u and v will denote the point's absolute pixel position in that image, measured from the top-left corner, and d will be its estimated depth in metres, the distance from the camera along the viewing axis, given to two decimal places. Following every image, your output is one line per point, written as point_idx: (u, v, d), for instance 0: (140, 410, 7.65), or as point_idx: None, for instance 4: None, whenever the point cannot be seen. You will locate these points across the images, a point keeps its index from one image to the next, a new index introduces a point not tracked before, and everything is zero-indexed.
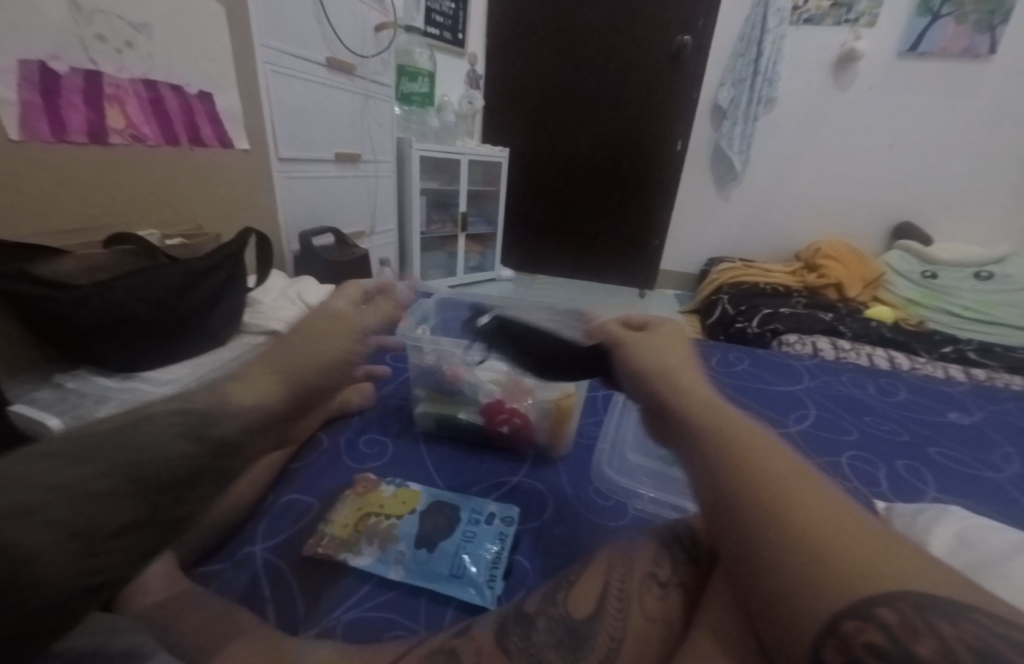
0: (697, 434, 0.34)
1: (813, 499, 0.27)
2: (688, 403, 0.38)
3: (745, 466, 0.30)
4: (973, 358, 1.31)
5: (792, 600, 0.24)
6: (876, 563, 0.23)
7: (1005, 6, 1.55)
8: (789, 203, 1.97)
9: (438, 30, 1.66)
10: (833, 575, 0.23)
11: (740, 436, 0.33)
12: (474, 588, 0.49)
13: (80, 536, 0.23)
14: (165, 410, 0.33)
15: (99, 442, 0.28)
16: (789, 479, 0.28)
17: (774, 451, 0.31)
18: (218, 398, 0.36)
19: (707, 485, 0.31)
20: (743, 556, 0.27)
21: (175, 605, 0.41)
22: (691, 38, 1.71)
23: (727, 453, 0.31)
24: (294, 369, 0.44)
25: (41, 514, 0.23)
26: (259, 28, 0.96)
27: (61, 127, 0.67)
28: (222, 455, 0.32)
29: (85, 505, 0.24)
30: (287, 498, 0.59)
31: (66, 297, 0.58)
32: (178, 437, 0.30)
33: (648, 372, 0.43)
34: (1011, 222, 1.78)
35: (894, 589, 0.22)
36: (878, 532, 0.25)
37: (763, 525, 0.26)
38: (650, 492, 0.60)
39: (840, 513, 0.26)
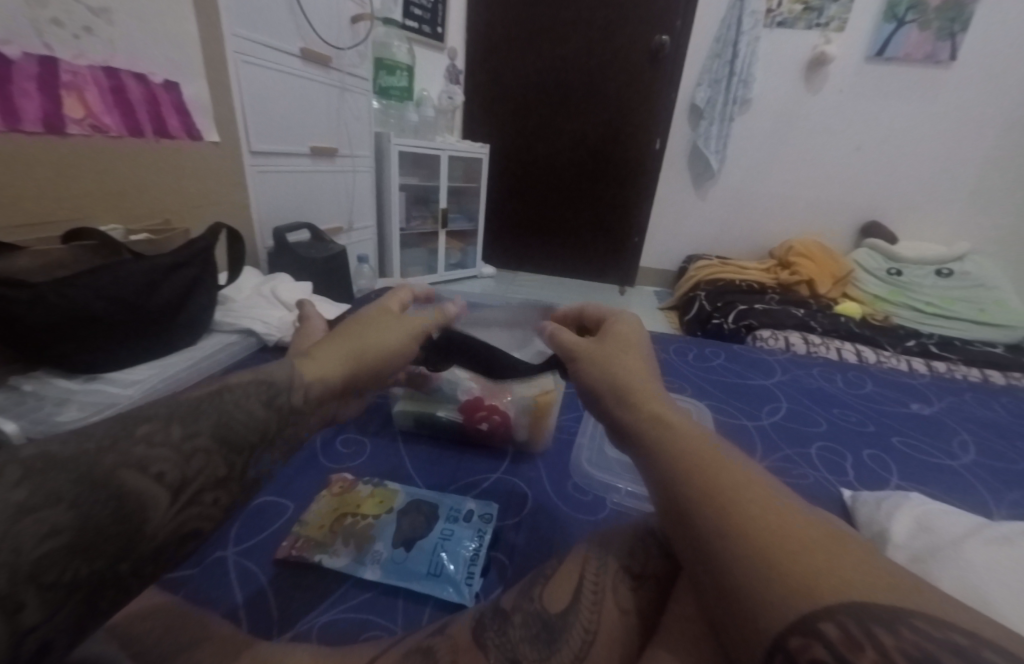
0: (652, 451, 0.34)
1: (762, 511, 0.27)
2: (642, 415, 0.37)
3: (697, 484, 0.30)
4: (935, 352, 1.37)
5: (745, 620, 0.24)
6: (821, 574, 0.24)
7: (965, 15, 1.62)
8: (763, 203, 2.02)
9: (416, 23, 1.63)
10: (781, 593, 0.24)
11: (692, 449, 0.32)
12: (452, 586, 0.49)
13: (172, 491, 0.30)
14: (244, 380, 0.39)
15: (190, 407, 0.34)
16: (738, 492, 0.28)
17: (725, 461, 0.31)
18: (277, 372, 0.42)
19: (664, 504, 0.31)
20: (701, 574, 0.27)
21: (140, 609, 0.41)
22: (669, 38, 1.73)
23: (679, 471, 0.31)
24: (364, 352, 0.50)
25: (152, 470, 0.30)
26: (228, 16, 0.93)
27: (13, 115, 0.63)
28: (282, 424, 0.39)
29: (183, 465, 0.32)
30: (261, 500, 0.58)
31: (23, 295, 0.55)
32: (249, 408, 0.37)
33: (604, 382, 0.43)
34: (971, 221, 1.86)
35: (835, 599, 0.23)
36: (824, 537, 0.26)
37: (716, 545, 0.27)
38: (628, 486, 0.62)
39: (788, 522, 0.26)
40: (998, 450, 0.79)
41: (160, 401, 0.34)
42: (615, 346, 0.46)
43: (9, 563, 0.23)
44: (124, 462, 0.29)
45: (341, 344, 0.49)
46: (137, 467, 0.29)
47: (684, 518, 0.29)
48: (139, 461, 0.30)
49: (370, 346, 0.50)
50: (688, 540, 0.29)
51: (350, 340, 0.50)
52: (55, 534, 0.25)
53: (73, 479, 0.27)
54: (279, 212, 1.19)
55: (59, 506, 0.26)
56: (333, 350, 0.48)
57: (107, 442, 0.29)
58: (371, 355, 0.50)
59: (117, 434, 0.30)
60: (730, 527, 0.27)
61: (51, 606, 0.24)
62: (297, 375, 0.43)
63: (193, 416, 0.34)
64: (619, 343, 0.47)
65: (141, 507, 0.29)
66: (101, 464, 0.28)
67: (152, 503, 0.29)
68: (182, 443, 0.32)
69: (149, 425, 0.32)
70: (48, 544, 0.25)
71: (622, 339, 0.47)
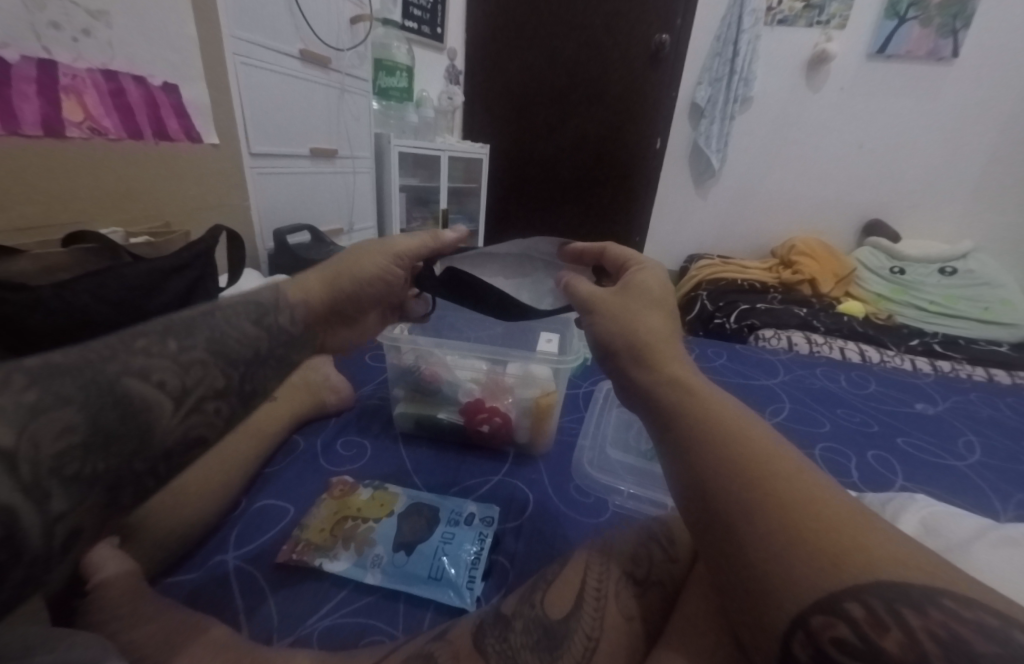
0: (674, 422, 0.34)
1: (791, 485, 0.27)
2: (665, 382, 0.36)
3: (721, 455, 0.30)
4: (938, 351, 1.36)
5: (764, 594, 0.25)
6: (849, 553, 0.24)
7: (967, 11, 1.61)
8: (765, 201, 2.01)
9: (416, 23, 1.63)
10: (807, 571, 0.24)
11: (716, 419, 0.32)
12: (453, 590, 0.48)
13: (175, 398, 0.34)
14: (232, 302, 0.44)
15: (182, 325, 0.38)
16: (765, 466, 0.28)
17: (751, 432, 0.31)
18: (263, 294, 0.48)
19: (685, 476, 0.31)
20: (720, 549, 0.27)
21: (127, 612, 0.40)
22: (669, 37, 1.72)
23: (704, 443, 0.31)
24: (340, 274, 0.56)
25: (154, 377, 0.33)
26: (227, 17, 0.93)
27: (13, 118, 0.63)
28: (274, 340, 0.45)
29: (184, 375, 0.35)
30: (261, 503, 0.58)
31: (21, 299, 0.54)
32: (241, 328, 0.42)
33: (622, 341, 0.41)
34: (975, 220, 1.84)
35: (863, 578, 0.23)
36: (854, 514, 0.25)
37: (738, 520, 0.27)
38: (631, 488, 0.62)
39: (817, 498, 0.26)
40: (1002, 449, 0.79)
41: (153, 321, 0.37)
42: (632, 298, 0.44)
43: (30, 458, 0.26)
44: (127, 370, 0.32)
45: (321, 271, 0.57)
46: (140, 375, 0.33)
47: (707, 491, 0.29)
48: (141, 370, 0.33)
49: (346, 269, 0.57)
50: (710, 515, 0.28)
51: (330, 266, 0.58)
52: (71, 431, 0.28)
53: (80, 383, 0.30)
54: (279, 213, 1.18)
55: (70, 406, 0.28)
56: (313, 274, 0.56)
57: (108, 354, 0.32)
58: (345, 274, 0.56)
59: (117, 346, 0.33)
60: (758, 501, 0.27)
61: (73, 499, 0.27)
62: (283, 294, 0.50)
63: (187, 332, 0.37)
64: (639, 294, 0.44)
65: (148, 410, 0.32)
66: (106, 372, 0.31)
67: (157, 408, 0.33)
68: (180, 356, 0.36)
69: (146, 338, 0.35)
70: (64, 440, 0.27)
71: (640, 289, 0.45)
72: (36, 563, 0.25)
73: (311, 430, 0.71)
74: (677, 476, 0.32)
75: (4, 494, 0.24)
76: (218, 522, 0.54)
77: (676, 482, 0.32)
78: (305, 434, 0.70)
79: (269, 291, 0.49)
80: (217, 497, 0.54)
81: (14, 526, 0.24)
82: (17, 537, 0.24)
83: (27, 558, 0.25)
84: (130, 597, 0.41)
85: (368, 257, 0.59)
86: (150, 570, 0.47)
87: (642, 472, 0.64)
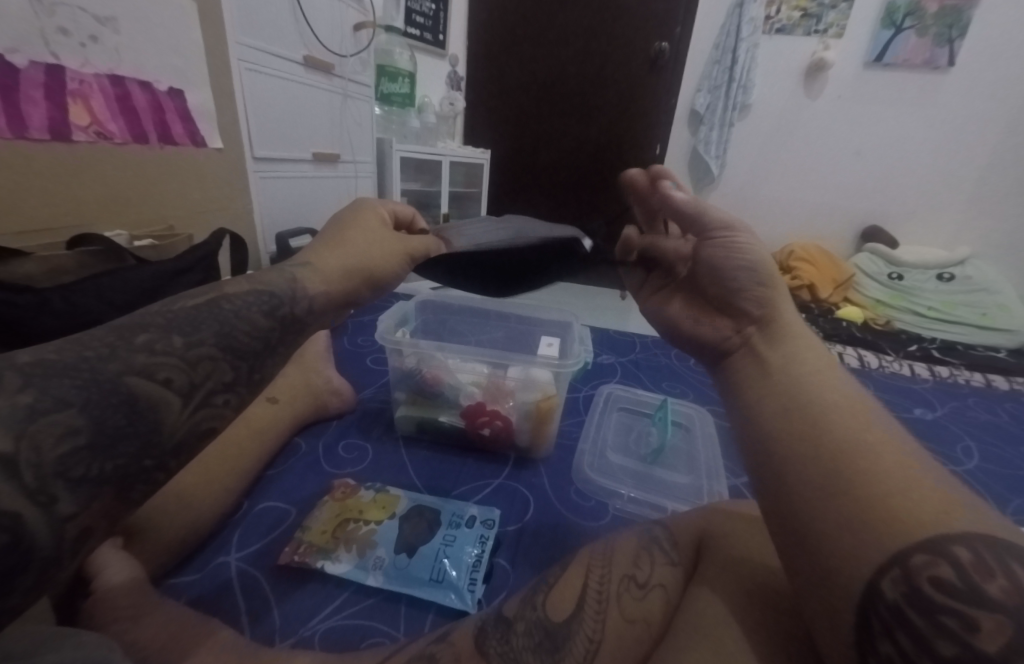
0: (784, 374, 0.34)
1: (895, 445, 0.28)
2: (773, 338, 0.38)
3: (831, 409, 0.30)
4: (937, 356, 1.33)
5: (858, 530, 0.25)
6: (956, 511, 0.24)
7: (962, 21, 1.63)
8: (765, 207, 2.02)
9: (418, 30, 1.64)
10: (910, 516, 0.24)
11: (828, 383, 0.33)
12: (454, 592, 0.49)
13: (183, 395, 0.31)
14: (241, 292, 0.38)
15: (187, 318, 0.33)
16: (874, 428, 0.29)
17: (861, 400, 0.31)
18: (273, 279, 0.40)
19: (782, 419, 0.32)
20: (810, 485, 0.28)
21: (135, 612, 0.40)
22: (668, 45, 1.74)
23: (810, 397, 0.32)
24: (364, 272, 0.47)
25: (152, 372, 0.30)
26: (233, 25, 0.94)
27: (20, 122, 0.64)
28: (288, 332, 0.39)
29: (193, 372, 0.31)
30: (263, 506, 0.58)
31: (27, 301, 0.53)
32: (250, 318, 0.36)
33: (751, 300, 0.41)
34: (973, 226, 1.85)
35: (968, 530, 0.23)
36: (953, 486, 0.26)
37: (842, 462, 0.27)
38: (630, 492, 0.62)
39: (923, 467, 0.27)
40: (1002, 455, 0.80)
41: (152, 313, 0.33)
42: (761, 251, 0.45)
43: (33, 463, 0.24)
44: (129, 368, 0.29)
45: (342, 256, 0.46)
46: (144, 374, 0.29)
47: (807, 434, 0.30)
48: (144, 368, 0.29)
49: (372, 266, 0.48)
50: (801, 456, 0.29)
51: (351, 257, 0.47)
52: (73, 434, 0.25)
53: (78, 385, 0.26)
54: (280, 217, 1.19)
55: (70, 409, 0.25)
56: (334, 263, 0.45)
57: (106, 352, 0.29)
58: (371, 270, 0.48)
59: (116, 343, 0.29)
60: (865, 449, 0.27)
61: (84, 500, 0.25)
62: (301, 286, 0.41)
63: (192, 326, 0.33)
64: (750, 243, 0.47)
65: (154, 409, 0.29)
66: (106, 372, 0.28)
67: (163, 405, 0.30)
68: (187, 352, 0.32)
69: (147, 335, 0.31)
70: (66, 443, 0.25)
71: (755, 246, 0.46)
72: (47, 564, 0.23)
73: (313, 433, 0.71)
74: (771, 417, 0.32)
75: (6, 501, 0.22)
76: (219, 524, 0.54)
77: (761, 426, 0.33)
78: (306, 437, 0.71)
79: (285, 282, 0.40)
80: (219, 501, 0.54)
81: (20, 534, 0.22)
82: (23, 541, 0.22)
83: (37, 560, 0.23)
84: (135, 603, 0.41)
85: (390, 248, 0.50)
86: (155, 572, 0.47)
87: (641, 477, 0.66)
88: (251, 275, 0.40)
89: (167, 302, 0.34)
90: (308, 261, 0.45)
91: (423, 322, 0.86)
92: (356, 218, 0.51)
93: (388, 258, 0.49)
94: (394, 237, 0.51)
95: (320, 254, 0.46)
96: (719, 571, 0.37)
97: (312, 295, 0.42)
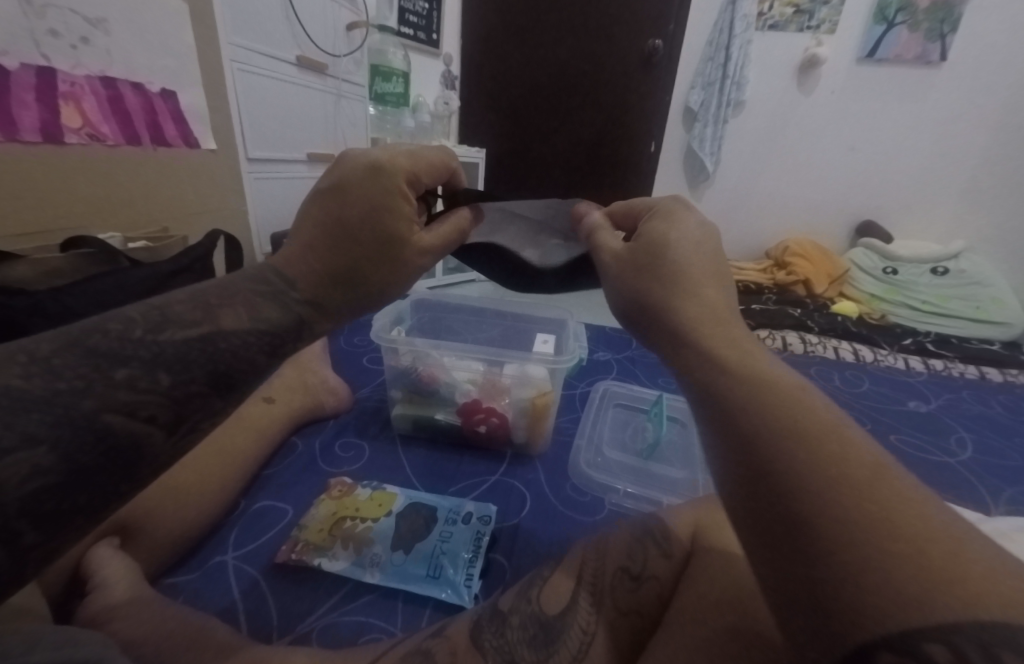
0: (722, 397, 0.29)
1: (855, 488, 0.22)
2: (707, 357, 0.32)
3: (774, 445, 0.25)
4: (931, 350, 1.34)
5: (818, 613, 0.20)
6: (936, 585, 0.18)
7: (954, 16, 1.64)
8: (759, 203, 2.02)
9: (411, 30, 1.64)
10: (875, 597, 0.19)
11: (777, 402, 0.26)
12: (451, 588, 0.49)
13: (169, 428, 0.30)
14: (240, 329, 0.35)
15: (179, 352, 0.32)
16: (839, 463, 0.23)
17: (818, 417, 0.25)
18: (273, 313, 0.38)
19: (726, 461, 0.27)
20: (762, 550, 0.23)
21: (129, 610, 0.40)
22: (662, 42, 1.75)
23: (754, 433, 0.26)
24: (374, 297, 0.44)
25: (135, 411, 0.29)
26: (225, 25, 0.94)
27: (12, 125, 0.64)
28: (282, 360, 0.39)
29: (180, 408, 0.31)
30: (260, 505, 0.58)
31: (21, 303, 0.52)
32: (251, 356, 0.35)
33: (656, 343, 0.37)
34: (967, 219, 1.86)
35: (947, 616, 0.18)
36: (940, 533, 0.20)
37: (788, 523, 0.22)
38: (627, 487, 0.63)
39: (897, 518, 0.20)
40: (995, 447, 0.80)
41: (130, 324, 0.31)
42: (649, 277, 0.39)
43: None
44: (107, 405, 0.28)
45: (348, 287, 0.42)
46: (125, 411, 0.28)
47: (752, 488, 0.24)
48: (126, 405, 0.29)
49: (383, 290, 0.44)
50: (751, 521, 0.24)
51: (362, 284, 0.42)
52: (40, 474, 0.24)
53: (49, 420, 0.26)
54: (272, 217, 1.19)
55: (38, 447, 0.25)
56: (337, 298, 0.42)
57: (81, 385, 0.27)
58: (387, 296, 0.45)
59: (93, 375, 0.28)
60: (820, 506, 0.22)
61: (50, 531, 0.25)
62: (308, 326, 0.40)
63: (183, 365, 0.32)
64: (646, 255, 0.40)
65: (138, 444, 0.29)
66: (81, 407, 0.27)
67: (148, 441, 0.29)
68: (175, 390, 0.31)
69: (129, 369, 0.29)
70: (32, 482, 0.24)
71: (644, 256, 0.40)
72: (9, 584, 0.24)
73: (310, 433, 0.71)
74: (716, 459, 0.28)
75: None
76: (215, 525, 0.54)
77: (713, 463, 0.28)
78: (303, 437, 0.70)
79: (292, 321, 0.39)
80: (214, 502, 0.54)
81: None
82: None
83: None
84: (131, 606, 0.40)
85: (407, 262, 0.45)
86: (151, 571, 0.47)
87: (638, 472, 0.66)
88: (245, 300, 0.37)
89: (153, 327, 0.32)
90: (308, 294, 0.40)
91: (419, 321, 0.87)
92: (370, 203, 0.41)
93: (400, 269, 0.44)
94: (408, 237, 0.44)
95: (330, 287, 0.41)
96: (716, 560, 0.37)
97: (320, 330, 0.42)
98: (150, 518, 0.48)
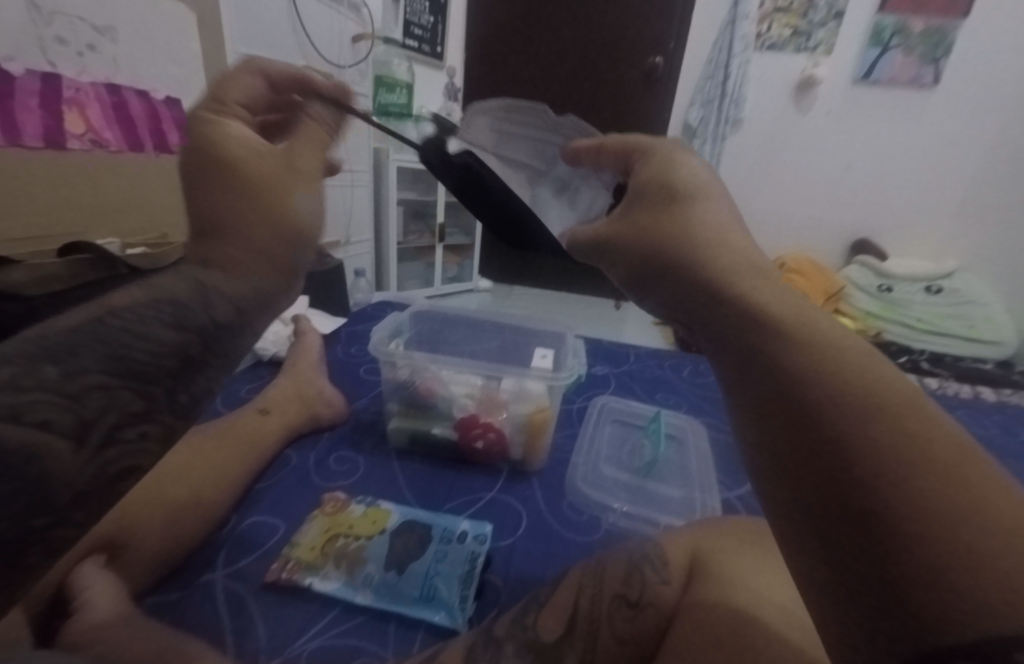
0: (772, 362, 0.25)
1: (942, 476, 0.19)
2: (749, 313, 0.28)
3: (840, 424, 0.22)
4: (925, 369, 1.35)
5: (895, 612, 0.18)
6: None
7: (947, 41, 1.67)
8: (758, 219, 2.03)
9: (415, 42, 1.65)
10: (967, 599, 0.16)
11: (840, 372, 0.23)
12: (445, 610, 0.48)
13: (72, 437, 0.29)
14: (134, 304, 0.34)
15: (66, 338, 0.30)
16: (920, 448, 0.20)
17: (891, 394, 0.22)
18: (176, 285, 0.37)
19: (778, 437, 0.24)
20: (826, 538, 0.21)
21: (112, 630, 0.38)
22: (662, 60, 1.77)
23: (818, 405, 0.23)
24: (272, 235, 0.39)
25: (25, 415, 0.27)
26: (231, 36, 0.95)
27: (14, 129, 0.63)
28: (211, 341, 0.37)
29: (74, 406, 0.29)
30: (251, 520, 0.57)
31: (13, 309, 0.52)
32: (154, 332, 0.34)
33: (681, 300, 0.34)
34: (959, 239, 1.89)
35: None
36: None
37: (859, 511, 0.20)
38: (623, 506, 0.62)
39: (993, 508, 0.18)
40: None
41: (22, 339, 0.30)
42: (665, 233, 0.35)
43: None
44: None
45: (227, 236, 0.38)
46: (13, 417, 0.26)
47: (813, 466, 0.22)
48: (12, 408, 0.27)
49: (276, 223, 0.39)
50: (811, 502, 0.22)
51: (231, 225, 0.38)
52: None
53: None
54: None
55: None
56: (230, 253, 0.38)
57: None
58: (276, 223, 0.39)
59: None
60: (899, 495, 0.19)
61: None
62: (213, 289, 0.37)
63: (70, 350, 0.30)
64: (668, 210, 0.37)
65: (45, 456, 0.27)
66: None
67: (50, 451, 0.28)
68: (66, 385, 0.29)
69: (12, 366, 0.28)
70: None
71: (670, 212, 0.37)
72: None
73: (303, 446, 0.70)
74: (763, 432, 0.25)
75: None
76: (205, 540, 0.53)
77: (757, 440, 0.25)
78: (297, 449, 0.69)
79: (194, 289, 0.37)
80: (203, 516, 0.53)
81: None
82: None
83: None
84: (115, 627, 0.39)
85: (259, 174, 0.39)
86: (138, 590, 0.46)
87: (633, 490, 0.66)
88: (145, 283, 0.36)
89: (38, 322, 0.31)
90: (206, 261, 0.38)
91: (418, 332, 0.86)
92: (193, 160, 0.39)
93: (264, 191, 0.39)
94: (249, 160, 0.39)
95: (201, 246, 0.39)
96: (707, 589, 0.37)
97: (236, 301, 0.38)
98: (135, 534, 0.47)
